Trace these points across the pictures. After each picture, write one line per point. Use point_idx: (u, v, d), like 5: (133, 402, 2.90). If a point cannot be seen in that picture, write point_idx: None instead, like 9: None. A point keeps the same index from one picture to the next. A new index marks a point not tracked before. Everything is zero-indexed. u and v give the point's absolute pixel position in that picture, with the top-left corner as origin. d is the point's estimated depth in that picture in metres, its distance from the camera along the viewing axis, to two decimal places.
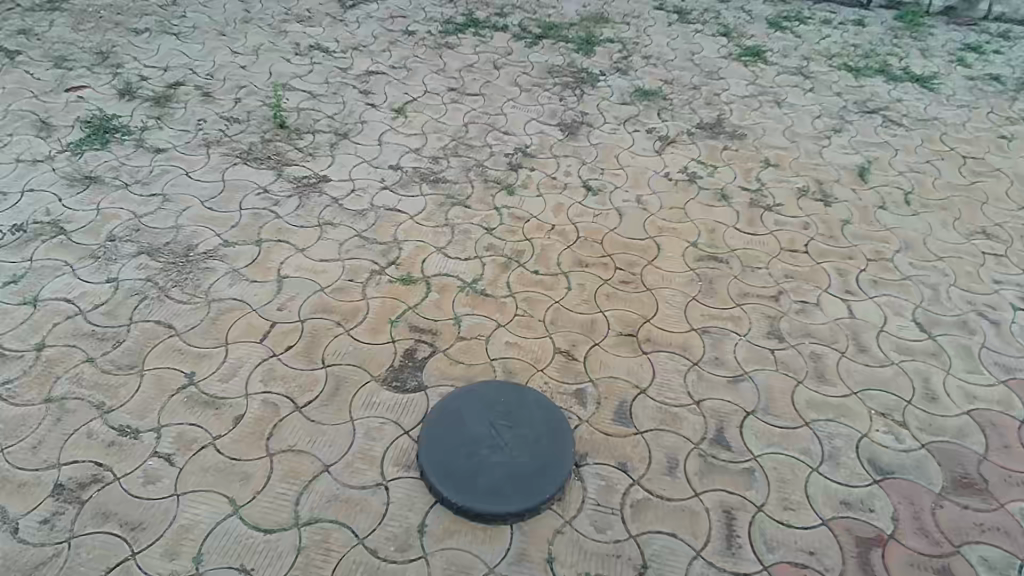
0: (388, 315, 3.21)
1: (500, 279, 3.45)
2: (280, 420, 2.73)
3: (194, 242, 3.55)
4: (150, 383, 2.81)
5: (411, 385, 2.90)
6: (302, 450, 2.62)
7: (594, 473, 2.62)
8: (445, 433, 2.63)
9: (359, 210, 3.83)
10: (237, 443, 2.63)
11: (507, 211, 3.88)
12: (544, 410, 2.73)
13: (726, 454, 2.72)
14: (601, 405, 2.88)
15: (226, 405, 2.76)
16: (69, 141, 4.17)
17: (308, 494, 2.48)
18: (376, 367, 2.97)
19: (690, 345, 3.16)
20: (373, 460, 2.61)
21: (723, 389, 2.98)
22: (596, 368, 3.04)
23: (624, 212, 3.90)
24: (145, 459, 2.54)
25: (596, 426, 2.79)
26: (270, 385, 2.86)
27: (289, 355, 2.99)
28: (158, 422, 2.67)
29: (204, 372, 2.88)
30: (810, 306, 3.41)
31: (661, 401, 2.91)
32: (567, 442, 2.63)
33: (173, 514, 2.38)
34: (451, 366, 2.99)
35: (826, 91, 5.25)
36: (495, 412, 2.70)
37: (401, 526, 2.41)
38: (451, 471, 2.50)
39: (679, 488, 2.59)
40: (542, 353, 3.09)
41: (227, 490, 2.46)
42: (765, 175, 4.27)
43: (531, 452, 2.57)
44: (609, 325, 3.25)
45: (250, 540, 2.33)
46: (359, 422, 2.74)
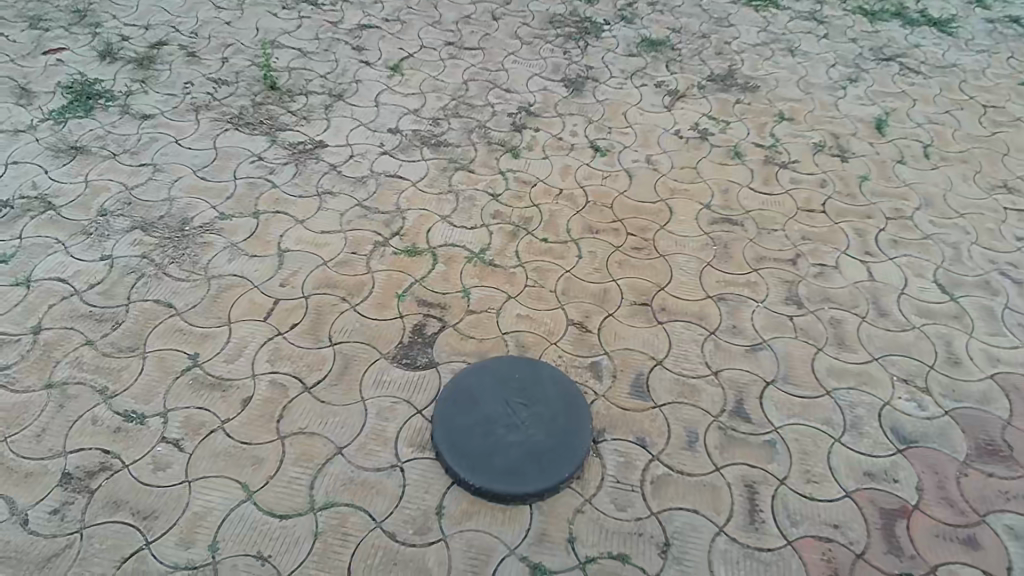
0: (394, 289, 3.12)
1: (509, 248, 3.34)
2: (289, 401, 2.65)
3: (189, 215, 3.41)
4: (153, 366, 2.73)
5: (422, 362, 2.83)
6: (313, 432, 2.56)
7: (613, 449, 2.57)
8: (458, 411, 2.56)
9: (359, 177, 3.68)
10: (246, 426, 2.56)
11: (513, 175, 3.73)
12: (559, 386, 2.67)
13: (746, 426, 2.67)
14: (617, 379, 2.82)
15: (233, 387, 2.69)
16: (51, 109, 3.96)
17: (322, 477, 2.43)
18: (386, 344, 2.89)
19: (706, 314, 3.08)
20: (387, 441, 2.55)
21: (741, 358, 2.91)
22: (610, 339, 2.97)
23: (634, 173, 3.76)
24: (154, 445, 2.47)
25: (612, 401, 2.74)
26: (277, 365, 2.78)
27: (295, 334, 2.91)
28: (164, 406, 2.59)
29: (208, 352, 2.80)
30: (828, 269, 3.31)
31: (679, 373, 2.85)
32: (584, 419, 2.58)
33: (185, 501, 2.32)
34: (463, 341, 2.91)
35: (840, 37, 5.00)
36: (509, 389, 2.64)
37: (419, 508, 2.36)
38: (466, 451, 2.44)
39: (700, 463, 2.55)
40: (554, 325, 3.01)
41: (239, 476, 2.41)
42: (779, 129, 4.10)
43: (548, 430, 2.51)
44: (623, 294, 3.15)
45: (266, 526, 2.28)
46: (370, 402, 2.68)
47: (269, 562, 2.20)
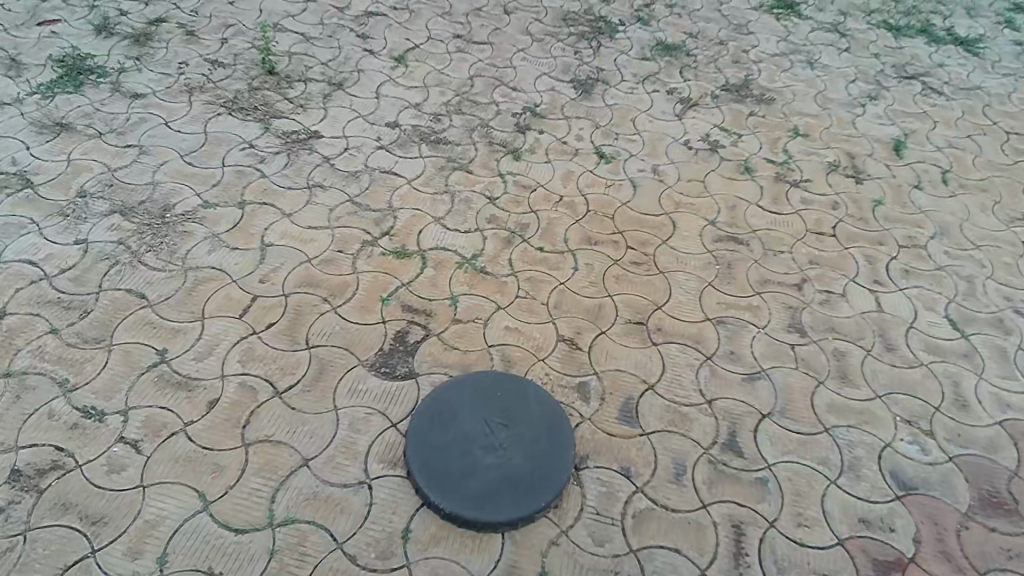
0: (378, 292, 2.98)
1: (502, 255, 3.20)
2: (258, 406, 2.52)
3: (172, 202, 3.27)
4: (118, 360, 2.60)
5: (401, 372, 2.69)
6: (280, 441, 2.43)
7: (594, 478, 2.44)
8: (434, 427, 2.41)
9: (352, 171, 3.54)
10: (210, 430, 2.43)
11: (512, 178, 3.58)
12: (544, 407, 2.52)
13: (737, 461, 2.53)
14: (604, 402, 2.68)
15: (200, 387, 2.56)
16: (39, 82, 3.83)
17: (284, 490, 2.30)
18: (364, 351, 2.75)
19: (704, 337, 2.92)
20: (356, 455, 2.42)
21: (737, 387, 2.76)
22: (601, 359, 2.82)
23: (638, 183, 3.60)
24: (110, 445, 2.35)
25: (598, 425, 2.60)
26: (249, 366, 2.65)
27: (271, 334, 2.77)
28: (125, 404, 2.47)
29: (177, 349, 2.66)
30: (835, 297, 3.15)
31: (670, 399, 2.70)
32: (568, 444, 2.43)
33: (138, 508, 2.20)
34: (445, 352, 2.78)
35: (863, 52, 4.82)
36: (490, 406, 2.48)
37: (383, 531, 2.24)
38: (439, 473, 2.30)
39: (686, 498, 2.41)
40: (543, 340, 2.87)
41: (197, 484, 2.28)
42: (793, 145, 3.93)
43: (527, 454, 2.37)
44: (618, 311, 3.01)
45: (220, 540, 2.16)
46: (343, 412, 2.54)
47: None
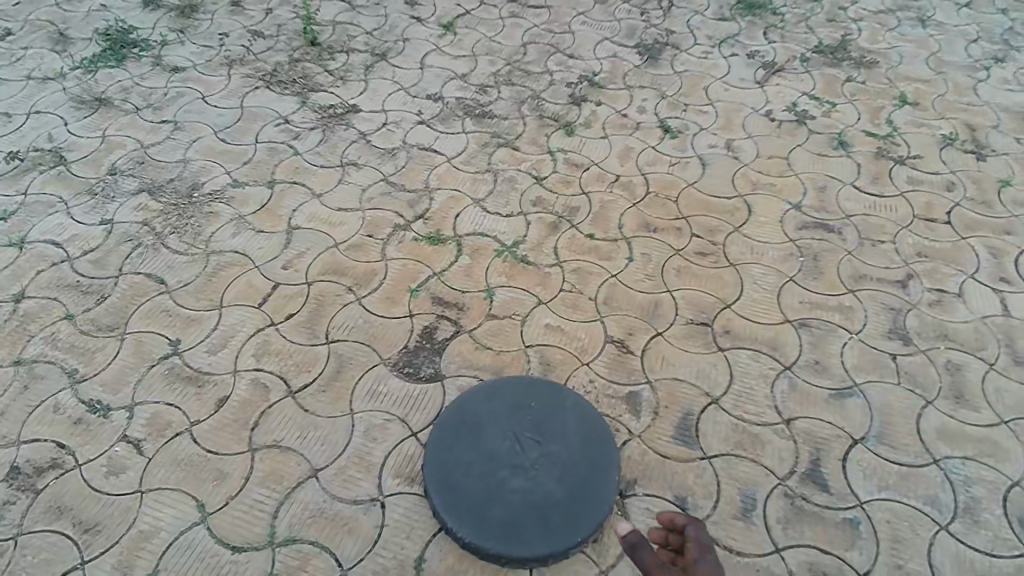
0: (408, 282, 2.71)
1: (547, 243, 2.85)
2: (269, 406, 2.30)
3: (201, 180, 3.09)
4: (129, 351, 2.44)
5: (426, 373, 2.41)
6: (289, 447, 2.20)
7: (642, 509, 2.08)
8: (456, 440, 2.11)
9: (389, 148, 3.26)
10: (216, 432, 2.22)
11: (563, 155, 3.19)
12: (585, 422, 2.16)
13: (820, 496, 2.09)
14: (658, 417, 2.29)
15: (210, 383, 2.36)
16: (83, 57, 3.75)
17: (289, 504, 2.06)
18: (388, 348, 2.49)
19: (782, 343, 2.47)
20: (370, 468, 2.16)
21: (822, 405, 2.30)
22: (656, 366, 2.43)
23: (709, 160, 3.14)
24: (112, 444, 2.18)
25: (650, 444, 2.23)
26: (264, 361, 2.43)
27: (289, 326, 2.55)
28: (132, 399, 2.30)
29: (191, 340, 2.48)
30: (948, 298, 2.61)
31: (739, 416, 2.28)
32: (611, 469, 2.07)
33: (133, 516, 2.02)
34: (477, 352, 2.48)
35: (987, 6, 4.08)
36: (521, 419, 2.16)
37: (394, 558, 1.97)
38: (458, 494, 2.00)
39: (754, 539, 2.01)
40: (589, 342, 2.51)
41: (197, 492, 2.07)
42: (898, 116, 3.34)
43: (562, 477, 2.03)
44: (678, 309, 2.60)
45: (215, 559, 1.95)
46: (359, 416, 2.29)
47: None
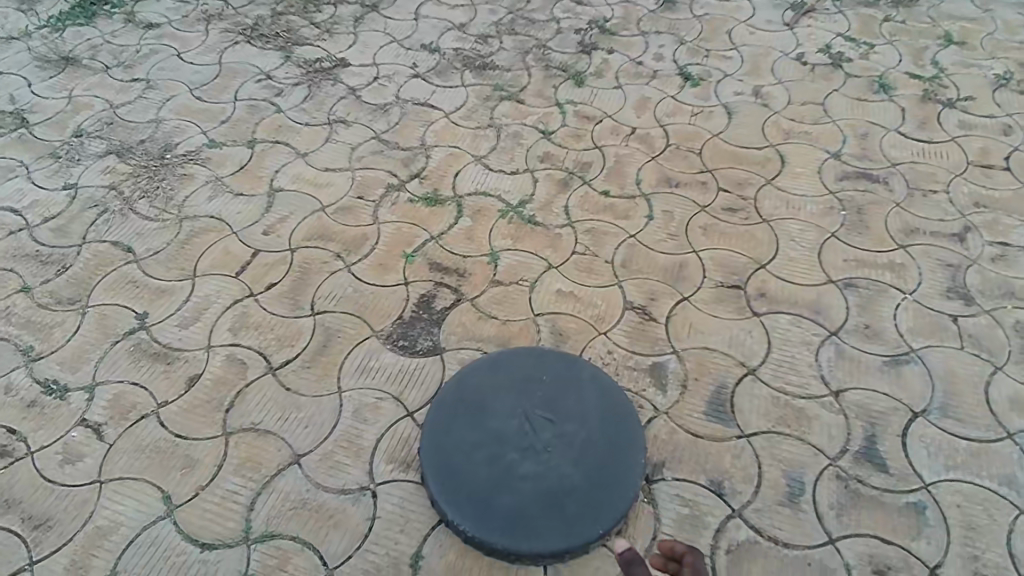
0: (402, 246, 2.43)
1: (557, 201, 2.56)
2: (246, 385, 2.04)
3: (174, 141, 2.81)
4: (91, 326, 2.18)
5: (423, 347, 2.14)
6: (268, 431, 1.93)
7: (672, 496, 1.81)
8: (457, 420, 1.84)
9: (381, 104, 2.96)
10: (185, 414, 1.96)
11: (572, 107, 2.89)
12: (604, 399, 1.89)
13: (878, 478, 1.82)
14: (686, 391, 2.03)
15: (180, 360, 2.10)
16: (50, 16, 3.46)
17: (267, 495, 1.80)
18: (380, 320, 2.22)
19: (826, 306, 2.20)
20: (360, 452, 1.89)
21: (875, 374, 2.03)
22: (683, 334, 2.16)
23: (735, 108, 2.83)
24: (68, 429, 1.93)
25: (678, 422, 1.96)
26: (241, 336, 2.16)
27: (270, 297, 2.27)
28: (93, 379, 2.04)
29: (160, 313, 2.21)
30: (1013, 252, 2.31)
31: (779, 388, 2.01)
32: (635, 451, 1.79)
33: (90, 510, 1.76)
34: (480, 323, 2.21)
35: None
36: (531, 395, 1.88)
37: (387, 556, 1.71)
38: (459, 482, 1.73)
39: (804, 529, 1.74)
40: (606, 310, 2.24)
41: (163, 482, 1.81)
42: (943, 57, 3.00)
43: (579, 461, 1.75)
44: (706, 271, 2.31)
45: (181, 558, 1.69)
46: (348, 395, 2.02)
47: None
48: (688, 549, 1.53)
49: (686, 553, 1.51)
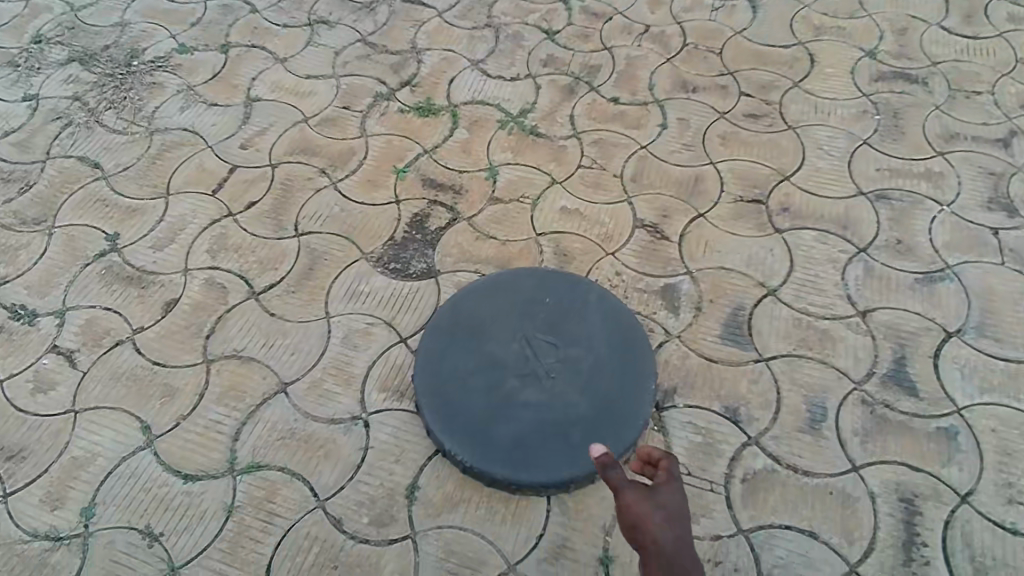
0: (393, 161, 2.24)
1: (561, 109, 2.33)
2: (227, 310, 1.90)
3: (141, 46, 2.56)
4: (59, 247, 2.04)
5: (416, 269, 1.98)
6: (251, 357, 1.80)
7: (685, 424, 1.69)
8: (453, 345, 1.71)
9: (367, 2, 2.68)
10: (163, 341, 1.83)
11: (579, 4, 2.60)
12: (611, 323, 1.75)
13: (906, 403, 1.71)
14: (701, 314, 1.88)
15: (156, 284, 1.95)
16: None
17: (252, 425, 1.67)
18: (370, 241, 2.05)
19: (855, 220, 2.05)
20: (350, 380, 1.75)
21: (906, 292, 1.91)
22: (698, 254, 2.00)
23: (760, 2, 2.54)
24: (39, 356, 1.81)
25: (691, 346, 1.82)
26: (220, 259, 2.01)
27: (250, 217, 2.11)
28: (63, 303, 1.91)
29: (131, 234, 2.07)
30: None
31: (802, 310, 1.88)
32: (645, 378, 1.67)
33: (65, 441, 1.65)
34: (479, 243, 2.04)
35: None
36: (534, 318, 1.74)
37: (382, 488, 1.58)
38: (457, 410, 1.61)
39: (826, 456, 1.63)
40: (615, 228, 2.07)
41: (141, 411, 1.69)
42: None
43: (585, 388, 1.63)
44: (725, 184, 2.14)
45: (164, 490, 1.57)
46: (336, 321, 1.87)
47: (158, 544, 1.50)
48: (664, 455, 1.31)
49: (662, 458, 1.29)
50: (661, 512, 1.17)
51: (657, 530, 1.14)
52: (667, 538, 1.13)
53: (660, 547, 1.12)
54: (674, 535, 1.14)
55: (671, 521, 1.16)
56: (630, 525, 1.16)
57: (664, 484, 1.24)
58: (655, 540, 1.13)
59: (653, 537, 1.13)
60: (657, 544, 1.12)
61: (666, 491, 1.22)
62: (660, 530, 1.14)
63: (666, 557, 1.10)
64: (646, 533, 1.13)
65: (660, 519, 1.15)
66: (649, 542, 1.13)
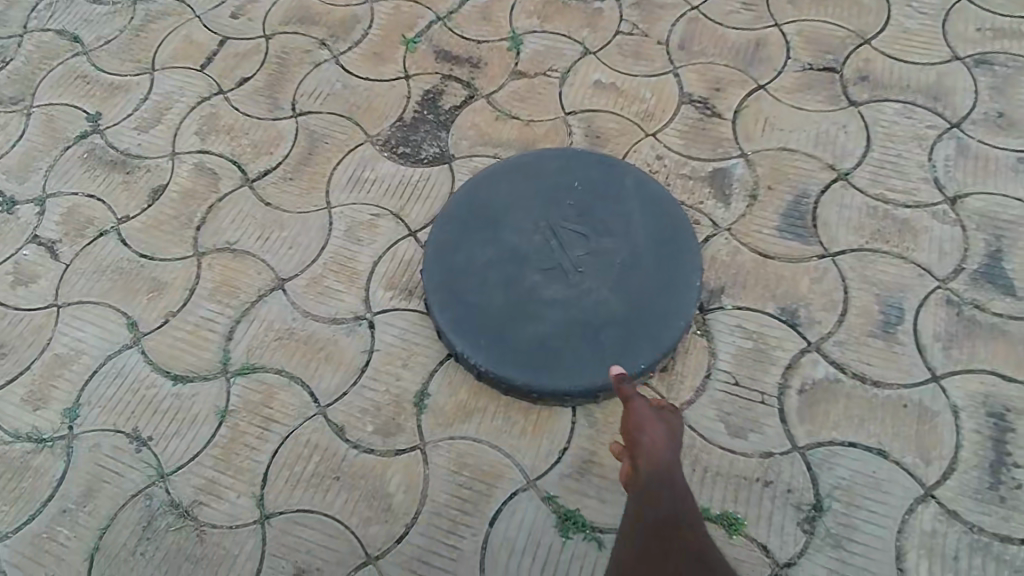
0: (401, 30, 1.94)
1: None
2: (219, 199, 1.69)
3: None
4: (37, 128, 1.84)
5: (428, 153, 1.74)
6: (245, 250, 1.61)
7: (733, 328, 1.46)
8: (468, 235, 1.48)
9: None
10: (150, 232, 1.65)
11: None
12: (650, 212, 1.50)
13: (1001, 304, 1.45)
14: (757, 203, 1.61)
15: (141, 170, 1.76)
16: None
17: (247, 324, 1.51)
18: (375, 122, 1.79)
19: (948, 88, 1.73)
20: (354, 277, 1.56)
21: (1006, 174, 1.60)
22: (756, 132, 1.70)
23: None
24: (19, 247, 1.65)
25: (744, 240, 1.56)
26: (211, 142, 1.79)
27: (244, 95, 1.86)
28: (43, 190, 1.74)
29: (114, 114, 1.86)
30: None
31: (878, 197, 1.59)
32: (687, 274, 1.43)
33: (48, 336, 1.51)
34: (499, 123, 1.77)
35: None
36: (559, 205, 1.50)
37: (389, 395, 1.41)
38: (471, 308, 1.40)
39: (900, 366, 1.40)
40: (657, 105, 1.77)
41: (128, 307, 1.54)
42: None
43: (618, 284, 1.40)
44: (791, 50, 1.82)
45: (152, 392, 1.43)
46: (338, 211, 1.65)
47: (146, 448, 1.37)
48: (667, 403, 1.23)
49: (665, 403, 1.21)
50: (664, 428, 1.09)
51: (659, 438, 1.06)
52: (665, 447, 1.05)
53: (656, 451, 1.04)
54: (672, 449, 1.06)
55: (671, 436, 1.08)
56: (630, 427, 1.09)
57: (667, 413, 1.16)
58: (652, 445, 1.05)
59: (652, 444, 1.05)
60: (653, 449, 1.05)
61: (669, 415, 1.14)
62: (660, 441, 1.06)
63: (660, 464, 1.02)
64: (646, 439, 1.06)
65: (662, 430, 1.08)
66: (645, 445, 1.06)
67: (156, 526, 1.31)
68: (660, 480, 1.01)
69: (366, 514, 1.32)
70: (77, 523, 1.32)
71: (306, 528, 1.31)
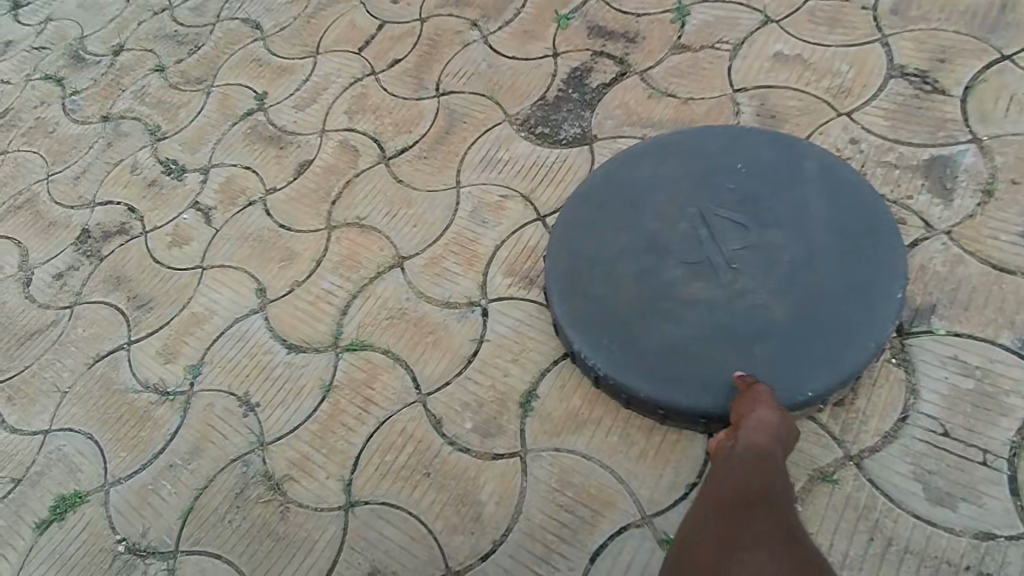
0: (555, 6, 1.79)
1: None
2: (356, 175, 1.66)
3: None
4: (214, 106, 1.94)
5: (570, 133, 1.56)
6: (373, 226, 1.55)
7: (946, 360, 1.11)
8: (601, 218, 1.27)
9: None
10: (290, 204, 1.66)
11: None
12: (835, 203, 1.19)
13: None
14: (990, 202, 1.23)
15: (293, 145, 1.78)
16: None
17: (363, 300, 1.44)
18: (517, 100, 1.66)
19: None
20: (474, 260, 1.43)
21: None
22: (995, 115, 1.31)
23: None
24: (181, 211, 1.74)
25: (970, 247, 1.19)
26: (357, 120, 1.77)
27: (393, 75, 1.83)
28: (208, 161, 1.83)
29: (278, 94, 1.91)
30: None
31: None
32: (879, 281, 1.11)
33: (189, 296, 1.57)
34: (654, 101, 1.55)
35: None
36: (716, 189, 1.24)
37: (494, 391, 1.25)
38: (596, 301, 1.20)
39: None
40: (855, 82, 1.43)
41: (260, 274, 1.55)
42: None
43: (783, 287, 1.12)
44: None
45: (267, 358, 1.41)
46: (467, 190, 1.54)
47: (253, 414, 1.35)
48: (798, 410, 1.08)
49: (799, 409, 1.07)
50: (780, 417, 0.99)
51: (767, 422, 0.97)
52: (772, 435, 0.96)
53: (763, 433, 0.96)
54: (780, 441, 0.97)
55: (783, 431, 0.98)
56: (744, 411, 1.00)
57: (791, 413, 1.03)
58: (758, 429, 0.96)
59: (758, 426, 0.97)
60: (757, 431, 0.96)
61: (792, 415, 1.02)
62: (767, 425, 0.97)
63: (761, 445, 0.94)
64: (754, 421, 0.97)
65: (776, 419, 0.98)
66: (751, 427, 0.97)
67: (247, 496, 1.28)
68: (757, 453, 0.93)
69: (452, 521, 1.17)
70: (180, 480, 1.33)
71: (389, 525, 1.19)
